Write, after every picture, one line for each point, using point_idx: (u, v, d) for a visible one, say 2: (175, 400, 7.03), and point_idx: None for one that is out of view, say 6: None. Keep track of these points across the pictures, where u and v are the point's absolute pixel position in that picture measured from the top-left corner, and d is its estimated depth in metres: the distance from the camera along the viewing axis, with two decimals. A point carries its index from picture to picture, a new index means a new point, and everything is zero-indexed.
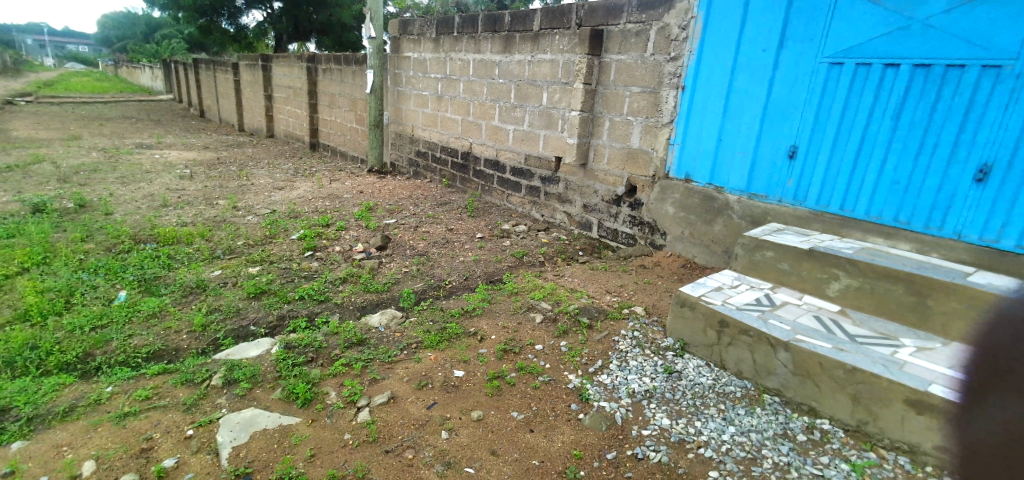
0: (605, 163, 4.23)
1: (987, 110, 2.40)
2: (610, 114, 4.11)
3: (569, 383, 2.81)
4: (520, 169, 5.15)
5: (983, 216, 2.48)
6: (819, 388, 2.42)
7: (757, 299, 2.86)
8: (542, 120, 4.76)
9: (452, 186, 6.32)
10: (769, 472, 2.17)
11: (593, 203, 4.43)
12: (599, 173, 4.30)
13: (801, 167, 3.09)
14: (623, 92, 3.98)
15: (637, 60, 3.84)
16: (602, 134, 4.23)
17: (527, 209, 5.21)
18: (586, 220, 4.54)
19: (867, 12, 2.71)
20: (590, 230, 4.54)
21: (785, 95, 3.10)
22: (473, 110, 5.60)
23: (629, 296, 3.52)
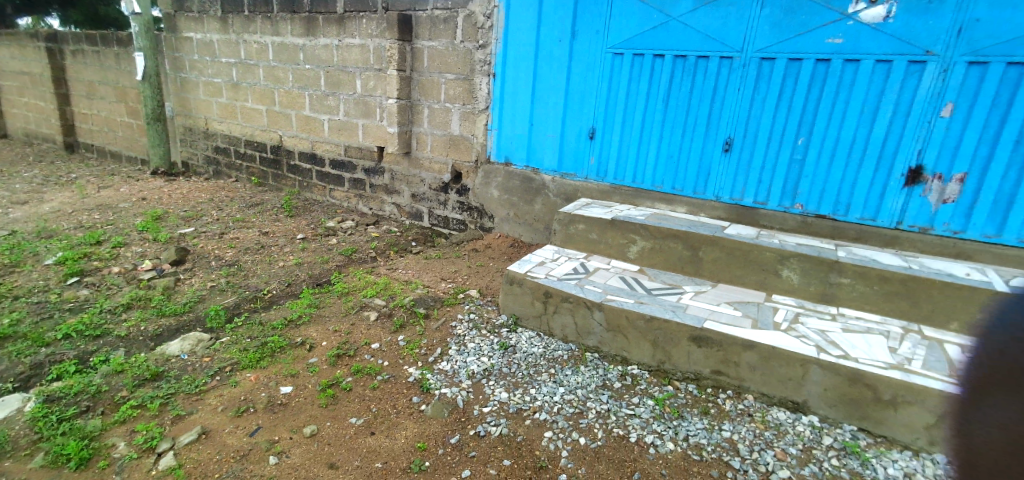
0: (429, 151, 4.20)
1: (726, 94, 2.94)
2: (429, 102, 4.07)
3: (409, 376, 2.73)
4: (340, 162, 4.87)
5: (730, 180, 3.06)
6: (628, 339, 2.81)
7: (574, 268, 3.13)
8: (358, 108, 4.54)
9: (264, 184, 5.71)
10: (594, 422, 2.46)
11: (421, 192, 4.39)
12: (424, 161, 4.27)
13: (599, 146, 3.44)
14: (438, 79, 3.96)
15: (448, 47, 3.86)
16: (422, 122, 4.17)
17: (353, 204, 4.96)
18: (416, 210, 4.47)
19: (637, 8, 3.10)
20: (421, 219, 4.49)
21: (581, 81, 3.40)
22: (279, 98, 5.15)
23: (463, 281, 3.58)
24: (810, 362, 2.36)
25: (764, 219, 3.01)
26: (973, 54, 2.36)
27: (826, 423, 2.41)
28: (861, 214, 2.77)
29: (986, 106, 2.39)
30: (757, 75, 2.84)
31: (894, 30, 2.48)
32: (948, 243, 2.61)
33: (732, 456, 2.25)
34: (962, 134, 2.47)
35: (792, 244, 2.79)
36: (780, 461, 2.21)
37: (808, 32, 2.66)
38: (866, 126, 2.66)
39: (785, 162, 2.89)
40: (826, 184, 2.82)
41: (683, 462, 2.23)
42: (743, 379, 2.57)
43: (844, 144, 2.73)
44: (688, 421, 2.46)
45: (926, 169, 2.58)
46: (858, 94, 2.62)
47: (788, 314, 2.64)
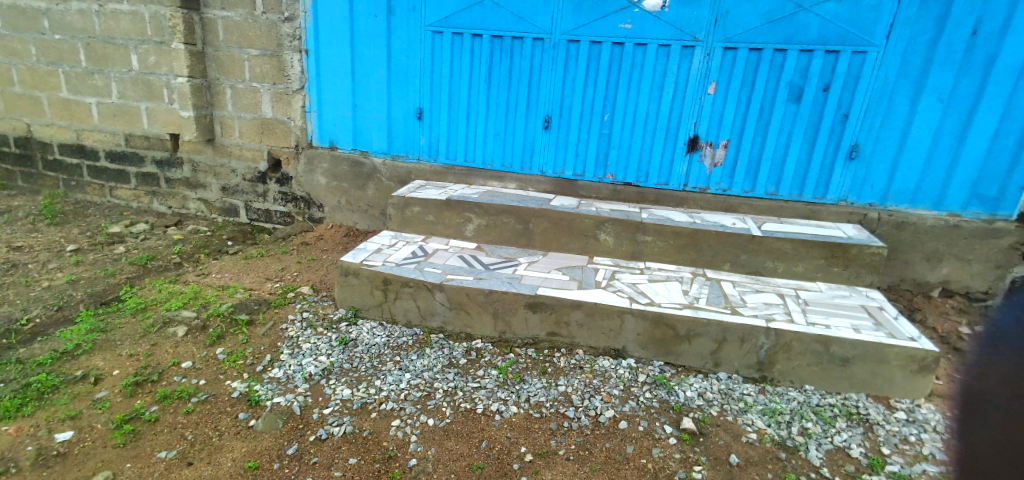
0: (238, 136, 3.77)
1: (541, 74, 3.10)
2: (230, 81, 3.62)
3: (232, 393, 2.40)
4: (120, 154, 4.11)
5: (551, 155, 3.27)
6: (471, 315, 2.86)
7: (413, 252, 3.07)
8: (136, 88, 3.82)
9: (9, 187, 4.54)
10: (441, 401, 2.44)
11: (233, 184, 3.95)
12: (233, 149, 3.83)
13: (428, 126, 3.40)
14: (239, 55, 3.53)
15: (247, 19, 3.44)
16: (225, 104, 3.71)
17: (145, 203, 4.24)
18: (230, 204, 4.02)
19: None
20: (238, 215, 4.05)
21: (402, 60, 3.29)
22: (18, 75, 4.09)
23: (294, 278, 3.30)
24: (625, 312, 2.66)
25: (583, 190, 3.29)
26: (726, 40, 2.82)
27: (640, 362, 2.74)
28: (658, 179, 3.18)
29: (738, 84, 2.88)
30: (565, 55, 3.03)
31: (670, 17, 2.84)
32: (720, 200, 3.14)
33: (567, 408, 2.43)
34: (723, 108, 2.95)
35: (606, 211, 3.10)
36: (606, 404, 2.45)
37: (603, 16, 2.91)
38: (655, 102, 3.02)
39: (595, 136, 3.17)
40: (629, 155, 3.17)
41: (525, 422, 2.34)
42: (574, 336, 2.81)
43: (640, 119, 3.08)
44: (529, 383, 2.58)
45: (701, 138, 3.04)
46: (647, 73, 2.97)
47: (607, 272, 2.93)
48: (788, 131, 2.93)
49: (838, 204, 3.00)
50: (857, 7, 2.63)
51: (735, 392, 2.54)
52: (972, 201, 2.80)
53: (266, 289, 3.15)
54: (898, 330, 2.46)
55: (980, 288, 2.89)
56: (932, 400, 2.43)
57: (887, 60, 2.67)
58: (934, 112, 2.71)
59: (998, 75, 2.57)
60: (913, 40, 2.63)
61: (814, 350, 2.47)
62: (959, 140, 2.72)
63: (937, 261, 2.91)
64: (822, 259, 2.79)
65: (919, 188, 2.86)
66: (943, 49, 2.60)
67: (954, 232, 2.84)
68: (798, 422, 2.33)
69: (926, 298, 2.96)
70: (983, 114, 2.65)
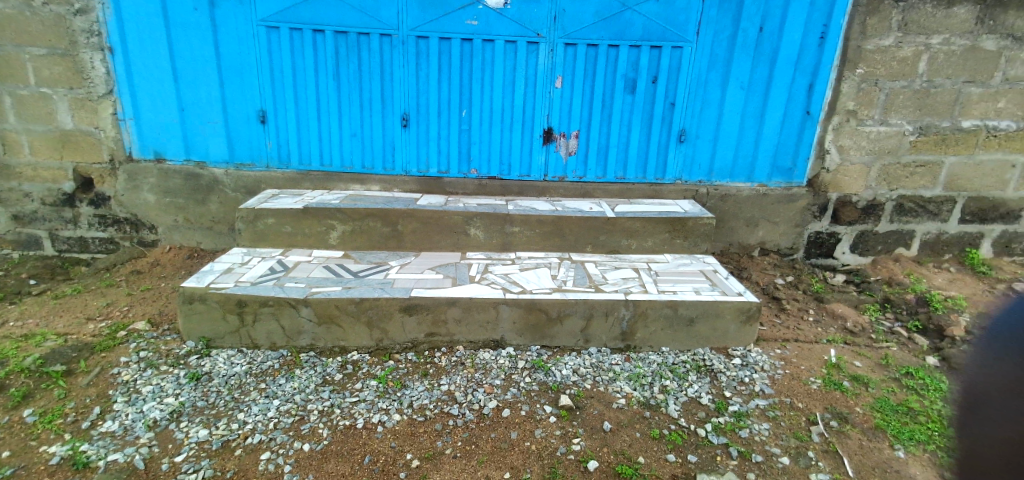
0: (29, 153, 3.32)
1: (393, 70, 3.21)
2: (9, 87, 3.16)
3: (48, 461, 1.85)
4: None
5: (413, 153, 3.42)
6: (343, 327, 2.60)
7: (269, 268, 2.82)
8: None
9: None
10: (317, 423, 2.12)
11: (31, 210, 3.45)
12: (24, 169, 3.36)
13: (274, 129, 3.35)
14: (18, 55, 3.10)
15: (24, 11, 3.03)
16: (6, 115, 3.22)
17: None
18: (28, 235, 3.48)
19: None
20: (42, 247, 3.52)
21: (235, 58, 3.18)
22: None
23: (124, 314, 2.88)
24: (500, 303, 2.60)
25: (449, 186, 3.48)
26: (566, 37, 3.17)
27: (519, 350, 2.68)
28: (520, 172, 3.48)
29: (581, 78, 3.26)
30: (415, 51, 3.17)
31: (513, 14, 3.11)
32: (578, 186, 3.51)
33: (452, 406, 2.24)
34: (570, 100, 3.32)
35: (473, 205, 3.24)
36: (489, 395, 2.32)
37: (449, 13, 3.09)
38: (509, 97, 3.30)
39: (455, 132, 3.38)
40: (491, 149, 3.43)
41: (409, 428, 2.11)
42: (453, 333, 2.66)
43: (497, 113, 3.34)
44: (411, 388, 2.36)
45: (554, 130, 3.39)
46: (499, 69, 3.23)
47: (480, 266, 2.96)
48: (627, 119, 3.37)
49: (676, 183, 3.51)
50: (671, 8, 3.12)
51: (605, 364, 2.58)
52: (774, 173, 3.50)
53: (88, 332, 2.68)
54: (729, 288, 2.80)
55: (787, 245, 3.64)
56: (759, 345, 2.76)
57: (699, 54, 3.21)
58: (739, 98, 3.33)
59: (781, 67, 3.25)
60: (716, 37, 3.19)
61: (666, 314, 2.65)
62: (759, 120, 3.38)
63: (755, 225, 3.59)
64: (666, 233, 3.18)
65: (734, 165, 3.48)
66: (740, 42, 3.19)
67: (765, 199, 3.52)
68: (658, 381, 2.43)
69: (750, 258, 3.62)
70: (774, 99, 3.32)
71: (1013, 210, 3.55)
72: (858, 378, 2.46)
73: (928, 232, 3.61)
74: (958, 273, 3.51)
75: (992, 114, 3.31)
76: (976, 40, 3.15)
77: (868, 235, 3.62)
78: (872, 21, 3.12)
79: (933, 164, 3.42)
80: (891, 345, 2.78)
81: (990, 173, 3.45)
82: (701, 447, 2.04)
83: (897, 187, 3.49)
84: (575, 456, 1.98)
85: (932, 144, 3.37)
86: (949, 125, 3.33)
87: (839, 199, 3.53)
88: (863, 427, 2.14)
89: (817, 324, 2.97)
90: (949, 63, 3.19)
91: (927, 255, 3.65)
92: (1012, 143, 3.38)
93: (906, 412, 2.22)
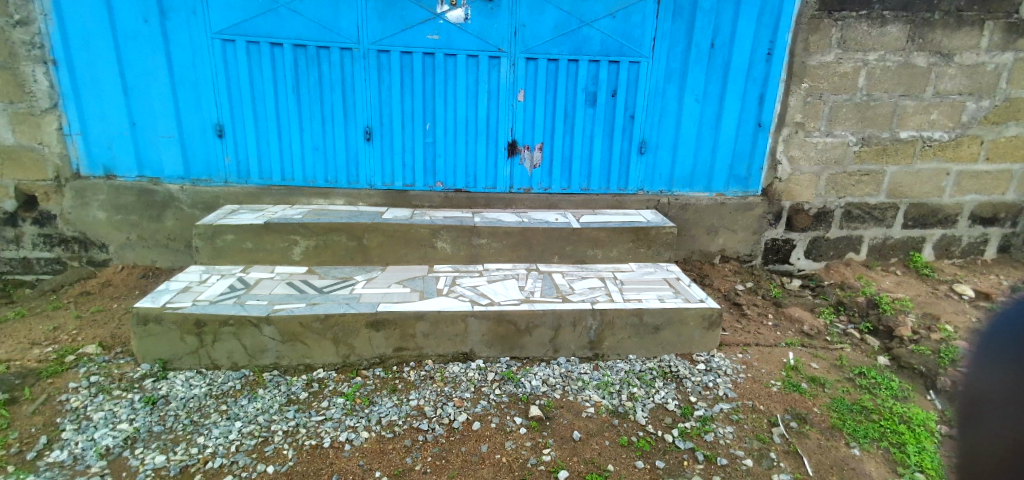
0: None
1: (354, 83, 3.21)
2: None
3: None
4: None
5: (377, 166, 3.41)
6: (308, 344, 2.53)
7: (229, 286, 2.74)
8: None
9: None
10: (281, 444, 2.04)
11: None
12: None
13: (232, 143, 3.28)
14: None
15: None
16: None
17: None
18: None
19: None
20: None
21: (188, 71, 3.11)
22: None
23: (73, 338, 2.74)
24: (468, 315, 2.59)
25: (415, 199, 3.48)
26: (527, 51, 3.23)
27: (488, 362, 2.66)
28: (486, 184, 3.51)
29: (543, 91, 3.32)
30: (377, 64, 3.18)
31: (473, 29, 3.16)
32: (544, 198, 3.56)
33: (421, 420, 2.20)
34: (533, 113, 3.38)
35: (439, 218, 3.25)
36: (459, 408, 2.29)
37: (409, 27, 3.12)
38: (473, 110, 3.34)
39: (420, 145, 3.39)
40: (456, 162, 3.45)
41: (378, 445, 2.06)
42: (421, 346, 2.62)
43: (461, 126, 3.37)
44: (379, 404, 2.30)
45: (518, 142, 3.43)
46: (462, 83, 3.26)
47: (448, 279, 2.96)
48: (589, 131, 3.45)
49: (638, 193, 3.60)
50: (627, 24, 3.22)
51: (574, 373, 2.59)
52: (731, 182, 3.63)
53: (31, 358, 2.54)
54: (691, 295, 2.86)
55: (746, 252, 3.77)
56: (722, 350, 2.82)
57: (655, 68, 3.32)
58: (695, 110, 3.44)
59: (733, 80, 3.39)
60: (671, 51, 3.30)
61: (632, 322, 2.69)
62: (716, 130, 3.50)
63: (715, 233, 3.70)
64: (630, 242, 3.26)
65: (694, 174, 3.59)
66: (694, 57, 3.31)
67: (723, 208, 3.64)
68: (626, 389, 2.46)
69: (712, 265, 3.73)
70: (728, 110, 3.45)
71: (950, 215, 3.78)
72: (816, 379, 2.55)
73: (875, 237, 3.79)
74: (904, 275, 3.71)
75: (927, 125, 3.52)
76: (909, 56, 3.36)
77: (821, 241, 3.78)
78: (813, 38, 3.29)
79: (876, 173, 3.61)
80: (845, 346, 2.90)
81: (928, 180, 3.66)
82: (668, 452, 2.07)
83: (845, 195, 3.66)
84: (546, 466, 1.98)
85: (874, 153, 3.56)
86: (889, 136, 3.53)
87: (792, 207, 3.68)
88: (820, 427, 2.21)
89: (776, 328, 3.08)
90: (886, 78, 3.39)
91: (875, 259, 3.84)
92: (945, 152, 3.60)
93: (860, 411, 2.32)
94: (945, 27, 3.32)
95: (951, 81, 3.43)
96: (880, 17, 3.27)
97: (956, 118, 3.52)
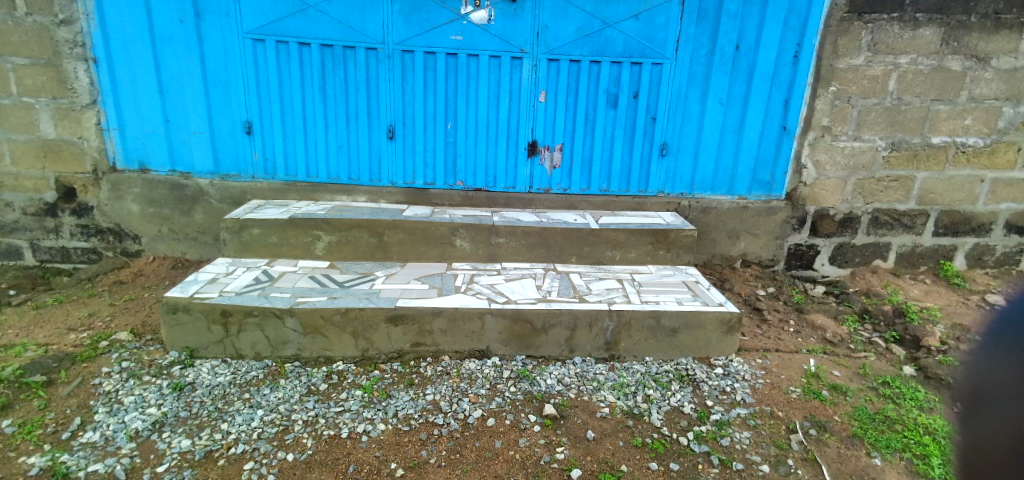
0: (10, 163, 3.30)
1: (378, 83, 3.26)
2: None
3: (26, 471, 1.81)
4: None
5: (399, 164, 3.46)
6: (328, 337, 2.59)
7: (255, 278, 2.82)
8: None
9: None
10: (301, 433, 2.10)
11: (11, 220, 3.42)
12: (4, 179, 3.33)
13: (260, 140, 3.36)
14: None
15: (6, 20, 3.02)
16: None
17: None
18: (11, 245, 3.46)
19: None
20: (23, 257, 3.49)
21: (220, 70, 3.20)
22: None
23: (106, 325, 2.86)
24: (485, 313, 2.61)
25: (435, 197, 3.52)
26: (549, 52, 3.23)
27: (504, 360, 2.68)
28: (506, 184, 3.53)
29: (564, 92, 3.33)
30: (401, 65, 3.23)
31: (496, 30, 3.18)
32: (563, 198, 3.56)
33: (437, 415, 2.24)
34: (554, 114, 3.38)
35: (459, 216, 3.28)
36: (474, 404, 2.31)
37: (434, 27, 3.16)
38: (494, 110, 3.36)
39: (442, 144, 3.42)
40: (476, 161, 3.48)
41: (394, 437, 2.10)
42: (439, 343, 2.66)
43: (482, 127, 3.40)
44: (396, 398, 2.34)
45: (539, 143, 3.44)
46: (483, 82, 3.29)
47: (466, 277, 2.99)
48: (610, 132, 3.44)
49: (658, 195, 3.58)
50: (650, 25, 3.20)
51: (590, 373, 2.59)
52: (754, 185, 3.58)
53: (68, 342, 2.65)
54: (710, 298, 2.84)
55: (769, 256, 3.72)
56: (741, 354, 2.79)
57: (678, 70, 3.29)
58: (718, 113, 3.40)
59: (758, 82, 3.33)
60: (694, 53, 3.27)
61: (648, 325, 2.68)
62: (740, 132, 3.45)
63: (737, 237, 3.66)
64: (649, 244, 3.24)
65: (715, 177, 3.56)
66: (717, 59, 3.28)
67: (745, 212, 3.60)
68: (641, 390, 2.46)
69: (732, 269, 3.69)
70: (752, 112, 3.40)
71: (984, 223, 3.66)
72: (837, 387, 2.51)
73: (904, 245, 3.70)
74: (933, 285, 3.61)
75: (961, 131, 3.42)
76: (942, 60, 3.26)
77: (846, 247, 3.70)
78: (842, 41, 3.22)
79: (906, 179, 3.52)
80: (869, 355, 2.84)
81: (961, 187, 3.56)
82: (682, 455, 2.07)
83: (873, 201, 3.58)
84: (559, 464, 1.99)
85: (904, 159, 3.47)
86: (920, 141, 3.44)
87: (817, 213, 3.62)
88: (840, 435, 2.18)
89: (797, 335, 3.03)
90: (918, 82, 3.30)
91: (904, 267, 3.75)
92: (980, 159, 3.49)
93: (882, 421, 2.27)
94: (982, 30, 3.22)
95: (988, 85, 3.32)
96: (913, 19, 3.19)
97: (992, 124, 3.41)
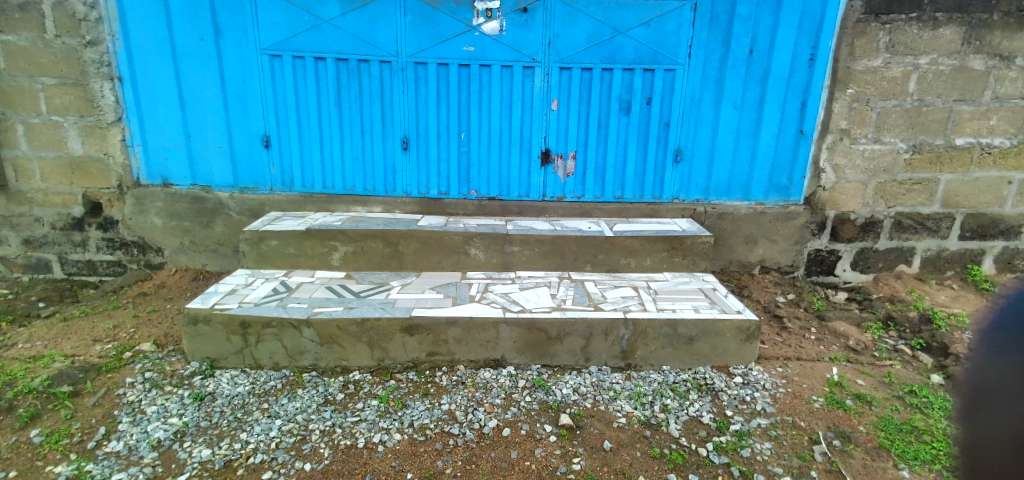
0: (39, 179, 3.42)
1: (392, 96, 3.31)
2: (21, 115, 3.26)
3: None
4: None
5: (413, 175, 3.49)
6: (344, 347, 2.61)
7: (273, 289, 2.87)
8: None
9: None
10: (317, 443, 2.11)
11: (40, 234, 3.53)
12: (34, 195, 3.45)
13: (277, 153, 3.43)
14: (29, 85, 3.21)
15: (36, 42, 3.15)
16: (18, 142, 3.32)
17: None
18: (40, 258, 3.57)
19: (285, 9, 3.14)
20: (52, 270, 3.60)
21: (239, 86, 3.28)
22: None
23: (130, 336, 2.92)
24: (500, 322, 2.61)
25: (449, 207, 3.54)
26: (560, 61, 3.25)
27: (519, 369, 2.67)
28: (519, 192, 3.54)
29: (576, 101, 3.33)
30: (414, 77, 3.27)
31: (508, 40, 3.21)
32: (576, 206, 3.56)
33: (452, 425, 2.23)
34: (566, 123, 3.39)
35: (472, 226, 3.30)
36: (489, 414, 2.30)
37: (446, 39, 3.20)
38: (506, 120, 3.38)
39: (455, 154, 3.45)
40: (489, 170, 3.50)
41: (410, 447, 2.10)
42: (453, 352, 2.66)
43: (495, 136, 3.42)
44: (412, 407, 2.34)
45: (551, 151, 3.45)
46: (496, 92, 3.31)
47: (480, 286, 2.99)
48: (623, 139, 3.43)
49: (673, 202, 3.55)
50: (661, 32, 3.20)
51: (606, 382, 2.56)
52: (771, 190, 3.53)
53: (94, 353, 2.72)
54: (727, 305, 2.80)
55: (788, 262, 3.65)
56: (761, 363, 2.74)
57: (691, 76, 3.28)
58: (733, 118, 3.37)
59: (773, 86, 3.30)
60: (707, 58, 3.25)
61: (665, 333, 2.64)
62: (755, 137, 3.41)
63: (754, 243, 3.61)
64: (664, 251, 3.21)
65: (731, 183, 3.52)
66: (730, 64, 3.25)
67: (763, 218, 3.55)
68: (659, 400, 2.42)
69: (751, 276, 3.64)
70: (768, 117, 3.37)
71: (1013, 226, 3.55)
72: (861, 396, 2.44)
73: (929, 249, 3.60)
74: (961, 290, 3.51)
75: (986, 131, 3.33)
76: (964, 59, 3.19)
77: (868, 252, 3.62)
78: (859, 42, 3.17)
79: (929, 181, 3.44)
80: (894, 363, 2.76)
81: (988, 189, 3.46)
82: (702, 466, 2.02)
83: (895, 204, 3.50)
84: (576, 475, 1.97)
85: (927, 161, 3.39)
86: (943, 143, 3.36)
87: (837, 217, 3.55)
88: (866, 446, 2.11)
89: (819, 342, 2.96)
90: (939, 83, 3.23)
91: (929, 272, 3.64)
92: (1006, 160, 3.39)
93: (910, 431, 2.20)
94: (1005, 28, 3.14)
95: (1013, 84, 3.24)
96: (932, 19, 3.13)
97: (1018, 124, 3.32)
